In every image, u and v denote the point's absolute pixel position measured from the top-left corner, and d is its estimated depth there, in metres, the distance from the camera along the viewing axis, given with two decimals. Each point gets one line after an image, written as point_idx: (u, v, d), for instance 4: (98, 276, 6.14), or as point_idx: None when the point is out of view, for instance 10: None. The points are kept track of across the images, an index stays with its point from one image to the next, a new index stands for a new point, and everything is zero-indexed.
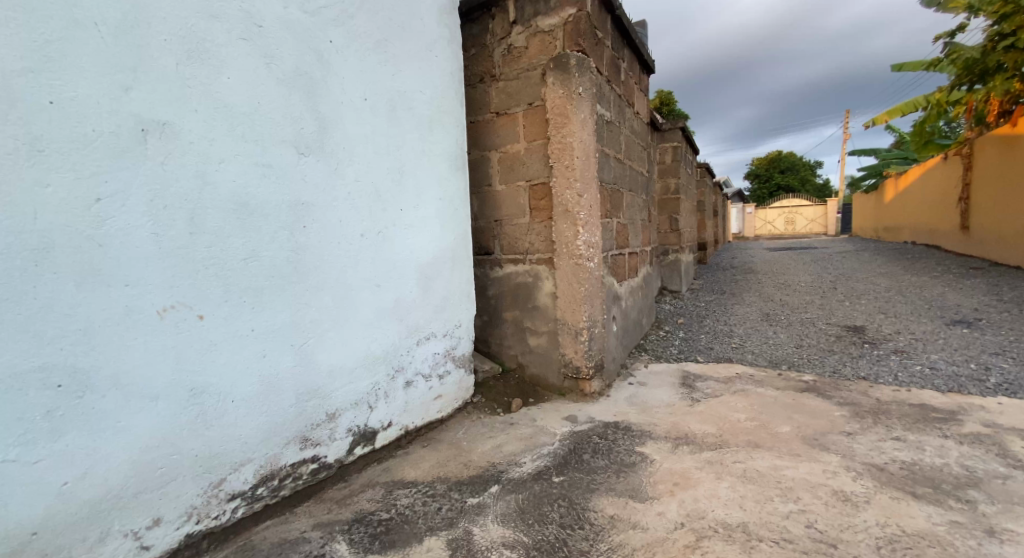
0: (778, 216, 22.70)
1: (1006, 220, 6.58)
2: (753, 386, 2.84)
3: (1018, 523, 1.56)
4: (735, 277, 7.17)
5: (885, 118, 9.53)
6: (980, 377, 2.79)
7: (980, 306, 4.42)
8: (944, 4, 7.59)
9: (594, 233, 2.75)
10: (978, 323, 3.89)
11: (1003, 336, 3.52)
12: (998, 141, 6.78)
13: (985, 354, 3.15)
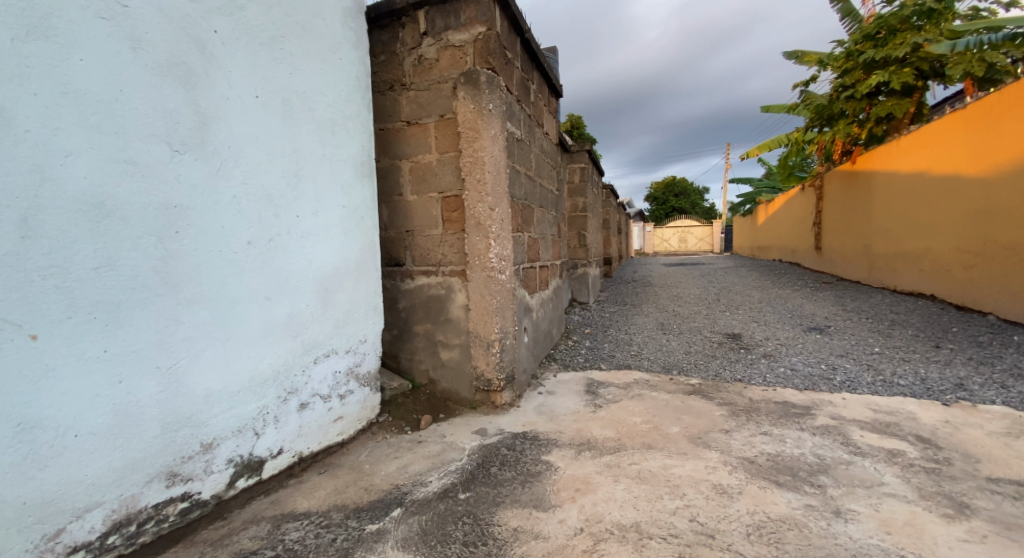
0: (673, 234, 24.73)
1: (847, 241, 7.76)
2: (649, 390, 3.04)
3: (857, 503, 1.81)
4: (637, 289, 7.68)
5: (757, 151, 10.87)
6: (828, 376, 3.25)
7: (830, 315, 5.15)
8: (800, 58, 8.89)
9: (506, 246, 2.79)
10: (828, 330, 4.53)
11: (845, 340, 4.13)
12: (840, 176, 8.01)
13: (833, 356, 3.68)
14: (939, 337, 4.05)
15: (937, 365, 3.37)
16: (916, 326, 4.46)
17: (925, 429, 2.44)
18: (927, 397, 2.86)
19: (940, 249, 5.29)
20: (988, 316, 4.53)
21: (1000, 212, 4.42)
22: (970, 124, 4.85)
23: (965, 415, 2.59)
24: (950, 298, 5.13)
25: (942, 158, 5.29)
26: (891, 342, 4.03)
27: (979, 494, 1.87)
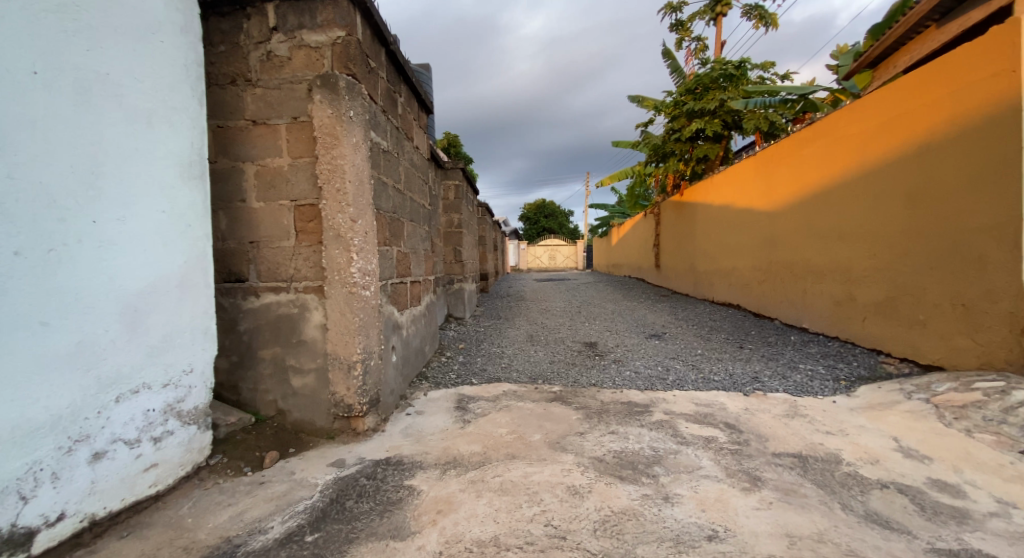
0: (543, 252, 26.00)
1: (679, 259, 8.98)
2: (516, 401, 3.12)
3: (683, 487, 2.07)
4: (510, 303, 7.93)
5: (609, 180, 12.16)
6: (664, 376, 3.71)
7: (668, 323, 5.91)
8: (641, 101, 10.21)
9: (370, 260, 2.65)
10: (665, 336, 5.19)
11: (678, 345, 4.76)
12: (672, 203, 9.30)
13: (669, 359, 4.22)
14: (743, 339, 4.89)
15: (741, 362, 4.07)
16: (728, 330, 5.33)
17: (733, 416, 2.89)
18: (734, 388, 3.42)
19: (742, 267, 6.41)
20: (774, 320, 5.59)
21: (780, 237, 5.50)
22: (759, 167, 6.00)
23: (761, 402, 3.14)
24: (749, 307, 6.22)
25: (742, 193, 6.45)
26: (710, 344, 4.76)
27: (768, 467, 2.27)
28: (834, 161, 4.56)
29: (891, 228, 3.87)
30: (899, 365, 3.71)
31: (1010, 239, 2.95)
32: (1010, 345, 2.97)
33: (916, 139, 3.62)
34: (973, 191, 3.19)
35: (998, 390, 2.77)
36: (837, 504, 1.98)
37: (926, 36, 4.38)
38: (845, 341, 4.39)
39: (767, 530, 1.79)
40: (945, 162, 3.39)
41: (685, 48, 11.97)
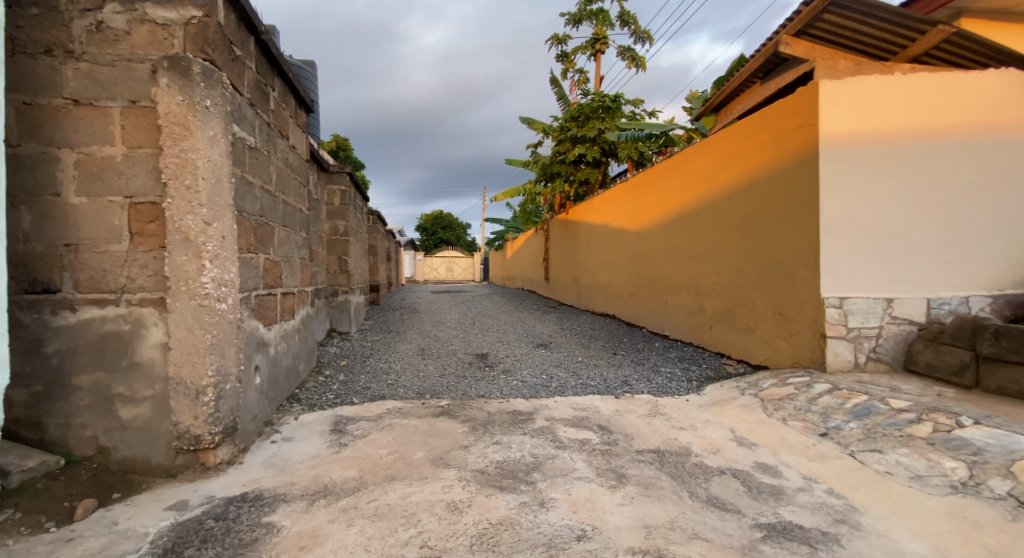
0: (440, 263, 25.35)
1: (565, 271, 9.47)
2: (400, 418, 2.98)
3: (557, 491, 2.15)
4: (401, 315, 7.69)
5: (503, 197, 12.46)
6: (547, 383, 3.86)
7: (555, 332, 6.18)
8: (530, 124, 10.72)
9: (227, 269, 2.35)
10: (551, 344, 5.42)
11: (562, 353, 4.99)
12: (558, 221, 9.81)
13: (554, 367, 4.40)
14: (617, 346, 5.30)
15: (615, 368, 4.40)
16: (605, 338, 5.74)
17: (605, 418, 3.10)
18: (608, 392, 3.67)
19: (617, 280, 6.97)
20: (643, 329, 6.15)
21: (647, 254, 6.08)
22: (630, 190, 6.60)
23: (629, 404, 3.41)
24: (622, 317, 6.77)
25: (616, 213, 7.03)
26: (590, 352, 5.07)
27: (632, 464, 2.46)
28: (689, 188, 5.18)
29: (731, 248, 4.50)
30: (737, 365, 4.30)
31: (807, 261, 3.61)
32: (813, 347, 3.58)
33: (748, 174, 4.25)
34: (787, 220, 3.81)
35: (805, 384, 3.34)
36: (686, 492, 2.21)
37: (756, 89, 5.18)
38: (698, 346, 4.97)
39: (628, 523, 1.93)
40: (768, 194, 4.02)
41: (569, 77, 12.77)
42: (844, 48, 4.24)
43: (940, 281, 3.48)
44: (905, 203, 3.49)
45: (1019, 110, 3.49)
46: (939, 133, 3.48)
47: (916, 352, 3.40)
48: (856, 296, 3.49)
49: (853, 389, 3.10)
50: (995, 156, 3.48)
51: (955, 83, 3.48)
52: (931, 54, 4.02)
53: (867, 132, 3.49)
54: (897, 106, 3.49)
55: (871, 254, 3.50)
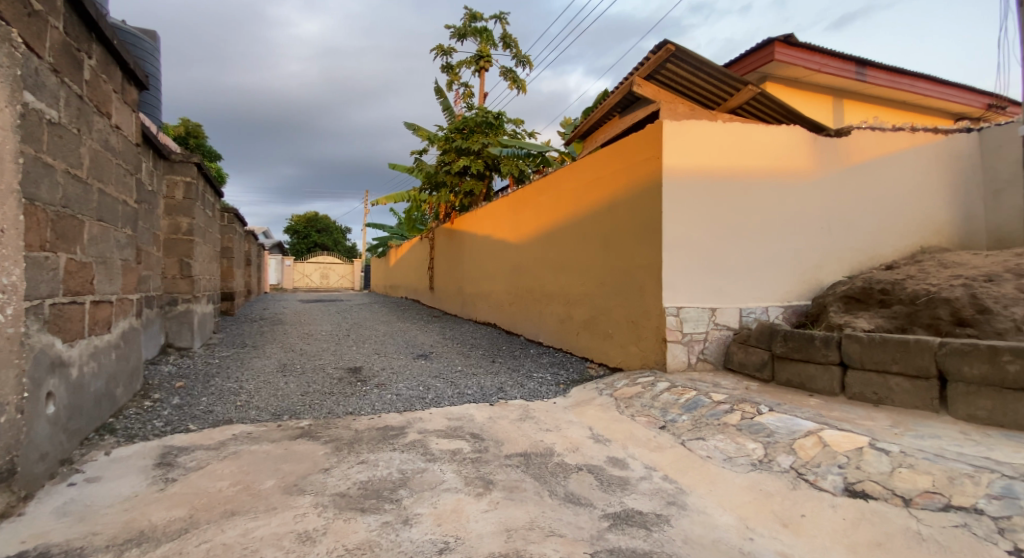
0: (314, 270, 23.26)
1: (450, 280, 9.44)
2: (248, 445, 2.68)
3: (422, 506, 2.12)
4: (261, 328, 6.97)
5: (385, 202, 12.03)
6: (423, 395, 3.78)
7: (435, 343, 6.10)
8: (416, 131, 10.60)
9: (5, 273, 1.91)
10: (430, 355, 5.33)
11: (441, 363, 4.96)
12: (445, 229, 9.83)
13: (431, 378, 4.32)
14: (495, 354, 5.43)
15: (492, 376, 4.48)
16: (484, 347, 5.84)
17: (478, 426, 3.16)
18: (483, 400, 3.72)
19: (497, 290, 7.17)
20: (519, 337, 6.41)
21: (525, 265, 6.36)
22: (510, 203, 6.87)
23: (502, 410, 3.51)
24: (502, 325, 6.98)
25: (498, 225, 7.26)
26: (469, 361, 5.11)
27: (499, 469, 2.54)
28: (560, 206, 5.55)
29: (595, 262, 4.89)
30: (598, 368, 4.70)
31: (654, 276, 4.08)
32: (657, 351, 4.05)
33: (608, 197, 4.69)
34: (637, 239, 4.29)
35: (650, 383, 3.77)
36: (547, 491, 2.34)
37: (615, 121, 5.72)
38: (566, 352, 5.31)
39: (491, 529, 1.99)
40: (624, 216, 4.48)
41: (454, 89, 12.79)
42: (683, 94, 4.91)
43: (752, 295, 4.19)
44: (726, 230, 4.15)
45: (805, 160, 4.37)
46: (750, 174, 4.21)
47: (732, 352, 4.04)
48: (689, 306, 4.04)
49: (686, 386, 3.57)
50: (789, 194, 4.31)
51: (762, 134, 4.23)
52: (746, 108, 4.83)
53: (698, 168, 4.09)
54: (720, 148, 4.14)
55: (702, 271, 4.09)
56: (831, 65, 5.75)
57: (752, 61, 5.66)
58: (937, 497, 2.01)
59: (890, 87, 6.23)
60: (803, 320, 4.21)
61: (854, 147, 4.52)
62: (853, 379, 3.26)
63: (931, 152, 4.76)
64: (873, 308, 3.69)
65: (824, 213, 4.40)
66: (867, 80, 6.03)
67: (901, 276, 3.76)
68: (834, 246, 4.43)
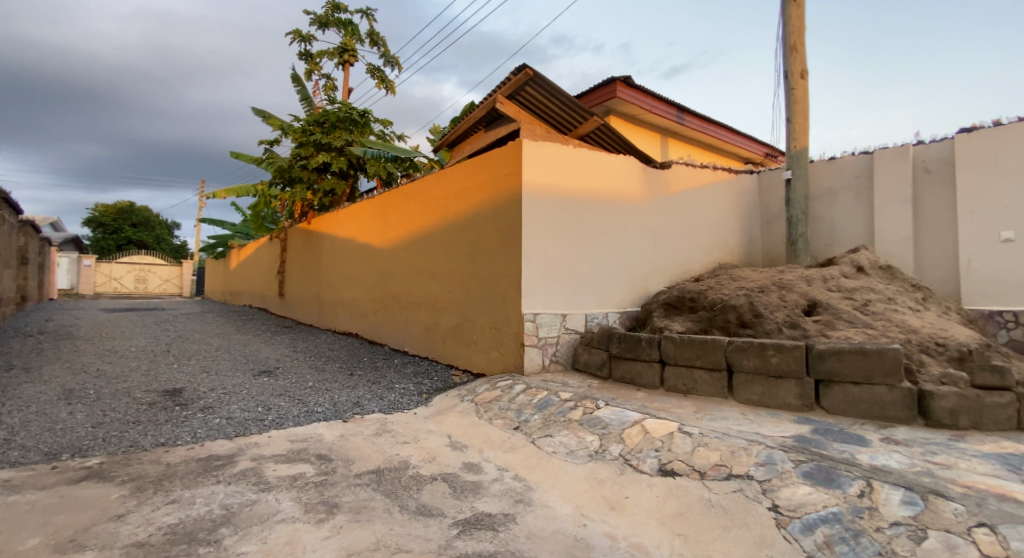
0: (125, 271, 19.39)
1: (304, 286, 8.71)
2: (7, 496, 2.13)
3: (248, 543, 1.91)
4: (38, 345, 5.60)
5: (223, 196, 10.64)
6: (261, 417, 3.41)
7: (281, 357, 5.54)
8: (267, 119, 9.62)
9: None
10: (275, 371, 4.83)
11: (288, 379, 4.51)
12: (299, 230, 9.05)
13: (273, 397, 3.91)
14: (354, 367, 5.14)
15: (347, 390, 4.23)
16: (341, 359, 5.50)
17: (325, 446, 2.95)
18: (334, 417, 3.50)
19: (359, 297, 6.82)
20: (382, 346, 6.18)
21: (390, 272, 6.17)
22: (374, 208, 6.63)
23: (356, 426, 3.34)
24: (364, 334, 6.65)
25: (361, 229, 6.94)
26: (322, 375, 4.74)
27: (346, 490, 2.41)
28: (426, 213, 5.52)
29: (460, 271, 4.95)
30: (462, 375, 4.72)
31: (513, 284, 4.28)
32: (516, 355, 4.23)
33: (473, 208, 4.81)
34: (499, 249, 4.47)
35: (507, 387, 3.93)
36: (397, 507, 2.29)
37: (480, 134, 5.86)
38: (431, 361, 5.27)
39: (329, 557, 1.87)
40: (487, 227, 4.63)
41: (313, 79, 11.83)
42: (541, 117, 5.27)
43: (598, 303, 4.64)
44: (578, 245, 4.55)
45: (640, 186, 5.01)
46: (597, 195, 4.69)
47: (578, 354, 4.42)
48: (544, 313, 4.31)
49: (539, 387, 3.79)
50: (628, 216, 4.90)
51: (606, 160, 4.75)
52: (594, 136, 5.35)
53: (552, 187, 4.41)
54: (573, 170, 4.54)
55: (555, 281, 4.40)
56: (660, 105, 6.68)
57: (598, 96, 6.29)
58: (723, 468, 2.45)
59: (702, 132, 7.46)
60: (635, 324, 4.78)
61: (674, 179, 5.32)
62: (669, 373, 3.81)
63: (728, 187, 5.82)
64: (685, 314, 4.37)
65: (653, 232, 5.08)
66: (685, 122, 7.13)
67: (705, 287, 4.49)
68: (660, 261, 5.13)
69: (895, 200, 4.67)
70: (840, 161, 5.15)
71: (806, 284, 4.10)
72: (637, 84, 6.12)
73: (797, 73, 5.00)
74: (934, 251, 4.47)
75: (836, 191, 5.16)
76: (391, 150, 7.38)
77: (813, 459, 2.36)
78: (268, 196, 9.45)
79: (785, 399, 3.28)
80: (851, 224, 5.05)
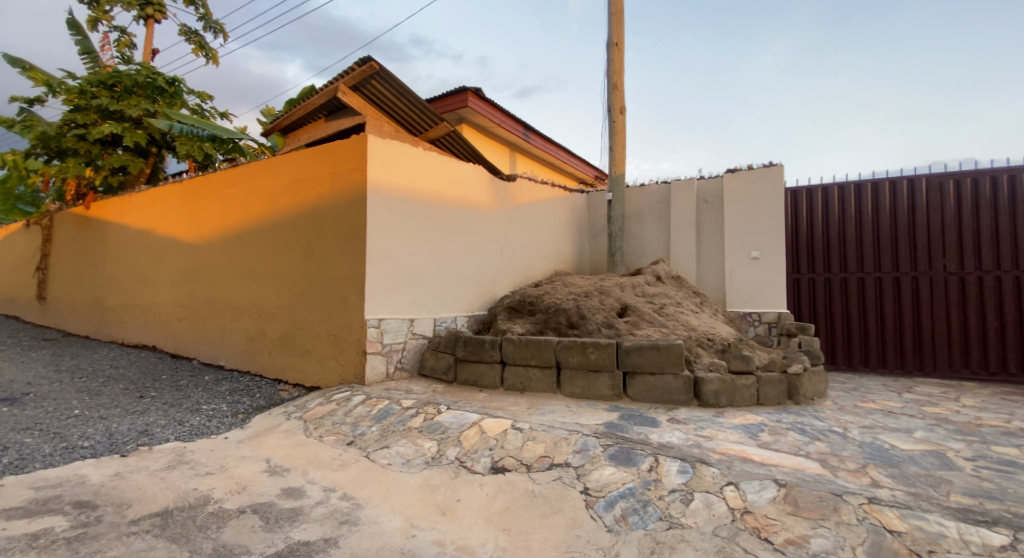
0: None
1: (77, 289, 7.02)
2: None
3: None
4: None
5: None
6: None
7: (35, 379, 4.36)
8: (26, 70, 7.54)
9: None
10: (23, 398, 3.78)
11: (42, 409, 3.56)
12: (72, 217, 7.27)
13: (13, 432, 3.05)
14: (146, 387, 4.29)
15: (133, 417, 3.52)
16: (129, 378, 4.55)
17: (91, 491, 2.41)
18: (108, 452, 2.88)
19: (160, 302, 5.75)
20: (192, 361, 5.28)
21: (203, 273, 5.32)
22: (183, 197, 5.67)
23: (140, 461, 2.79)
24: (166, 347, 5.60)
25: (164, 222, 5.87)
26: (96, 401, 3.85)
27: (116, 542, 2.01)
28: (251, 206, 4.91)
29: (292, 273, 4.50)
30: (292, 390, 4.30)
31: (356, 289, 4.04)
32: (356, 364, 4.00)
33: (309, 205, 4.44)
34: (339, 250, 4.19)
35: (344, 399, 3.70)
36: (187, 553, 1.99)
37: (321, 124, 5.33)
38: (253, 375, 4.69)
39: None
40: (325, 226, 4.31)
41: (100, 31, 9.61)
42: (388, 114, 5.09)
43: (445, 307, 4.65)
44: (426, 248, 4.49)
45: (485, 194, 5.17)
46: (445, 200, 4.71)
47: (425, 359, 4.37)
48: (390, 318, 4.16)
49: (378, 396, 3.65)
50: (475, 222, 5.02)
51: (453, 166, 4.81)
52: (443, 141, 5.34)
53: (398, 186, 4.29)
54: (420, 172, 4.48)
55: (402, 285, 4.28)
56: (509, 121, 7.01)
57: (450, 103, 6.31)
58: (547, 459, 2.66)
59: (544, 150, 8.04)
60: (480, 328, 4.92)
61: (517, 191, 5.62)
62: (508, 373, 4.01)
63: (562, 201, 6.36)
64: (525, 317, 4.65)
65: (497, 239, 5.30)
66: (531, 140, 7.60)
67: (542, 292, 4.84)
68: (503, 268, 5.37)
69: (685, 221, 5.65)
70: (649, 186, 6.03)
71: (620, 289, 4.70)
72: (487, 97, 6.32)
73: (616, 108, 5.72)
74: (712, 264, 5.52)
75: (645, 212, 6.03)
76: (209, 129, 6.38)
77: (617, 442, 2.71)
78: (25, 168, 7.40)
79: (601, 391, 3.71)
80: (655, 240, 5.95)
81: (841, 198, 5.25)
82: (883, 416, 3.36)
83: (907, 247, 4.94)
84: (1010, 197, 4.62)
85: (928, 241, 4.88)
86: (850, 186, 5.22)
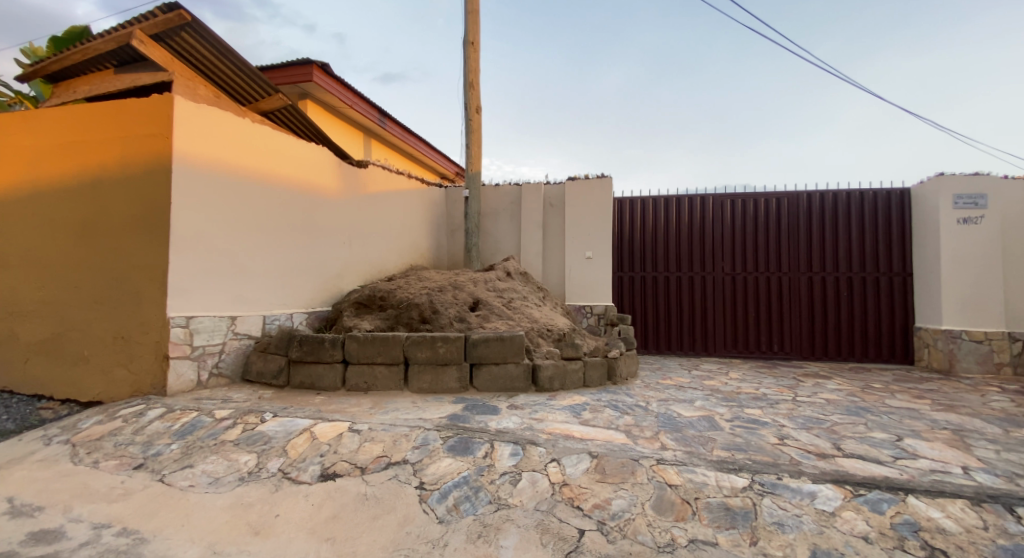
0: None
1: None
2: None
3: None
4: None
5: None
6: None
7: None
8: None
9: None
10: None
11: None
12: None
13: None
14: None
15: None
16: None
17: None
18: None
19: None
20: None
21: None
22: None
23: None
24: None
25: None
26: None
27: None
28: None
29: (62, 259, 3.60)
30: (59, 407, 3.45)
31: (156, 280, 3.40)
32: (155, 371, 3.38)
33: (88, 174, 3.59)
34: (132, 232, 3.47)
35: (136, 414, 3.08)
36: None
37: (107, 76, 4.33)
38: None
39: None
40: (112, 202, 3.53)
41: None
42: (206, 75, 4.36)
43: (279, 302, 4.17)
44: (254, 233, 3.98)
45: (329, 179, 4.77)
46: (279, 182, 4.22)
47: (250, 362, 3.85)
48: (203, 315, 3.58)
49: (185, 408, 3.11)
50: (316, 209, 4.60)
51: (291, 145, 4.33)
52: (278, 116, 4.78)
53: (217, 162, 3.71)
54: (248, 146, 3.94)
55: (220, 277, 3.72)
56: (361, 104, 6.59)
57: (292, 74, 5.67)
58: (384, 458, 2.57)
59: (399, 139, 7.76)
60: (322, 325, 4.54)
61: (369, 179, 5.32)
62: (351, 372, 3.78)
63: (419, 196, 6.22)
64: (374, 312, 4.44)
65: (343, 229, 4.92)
66: (385, 128, 7.27)
67: (393, 286, 4.67)
68: (349, 260, 5.01)
69: (531, 220, 5.98)
70: (502, 187, 6.24)
71: (472, 284, 4.78)
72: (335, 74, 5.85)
73: (472, 108, 5.78)
74: (553, 261, 5.95)
75: (498, 211, 6.23)
76: None
77: (457, 433, 2.75)
78: None
79: (448, 384, 3.73)
80: (502, 238, 6.19)
81: (663, 208, 6.08)
82: (675, 390, 4.00)
83: (703, 251, 5.95)
84: (775, 214, 5.84)
85: (720, 246, 5.92)
86: (671, 197, 6.07)
